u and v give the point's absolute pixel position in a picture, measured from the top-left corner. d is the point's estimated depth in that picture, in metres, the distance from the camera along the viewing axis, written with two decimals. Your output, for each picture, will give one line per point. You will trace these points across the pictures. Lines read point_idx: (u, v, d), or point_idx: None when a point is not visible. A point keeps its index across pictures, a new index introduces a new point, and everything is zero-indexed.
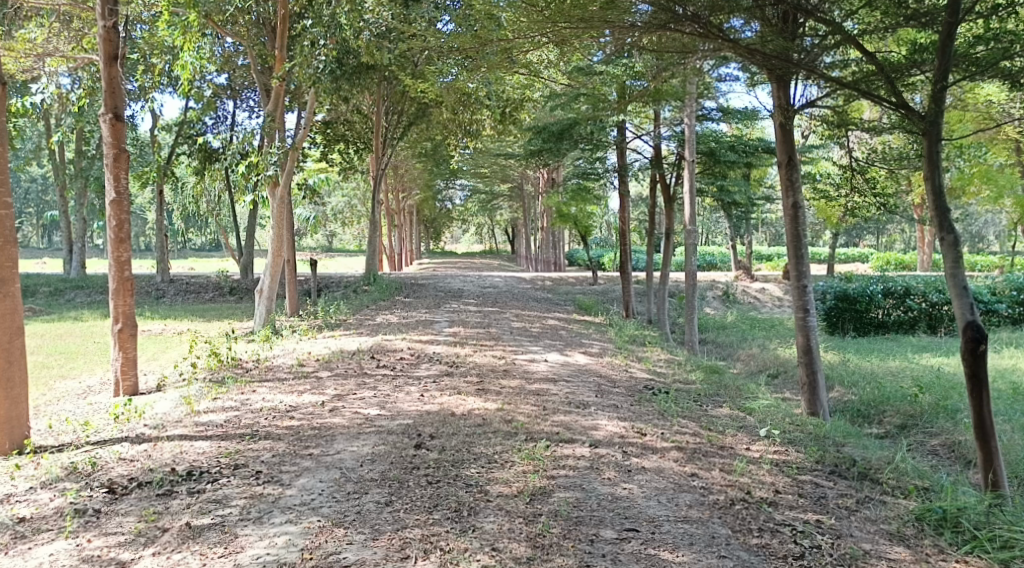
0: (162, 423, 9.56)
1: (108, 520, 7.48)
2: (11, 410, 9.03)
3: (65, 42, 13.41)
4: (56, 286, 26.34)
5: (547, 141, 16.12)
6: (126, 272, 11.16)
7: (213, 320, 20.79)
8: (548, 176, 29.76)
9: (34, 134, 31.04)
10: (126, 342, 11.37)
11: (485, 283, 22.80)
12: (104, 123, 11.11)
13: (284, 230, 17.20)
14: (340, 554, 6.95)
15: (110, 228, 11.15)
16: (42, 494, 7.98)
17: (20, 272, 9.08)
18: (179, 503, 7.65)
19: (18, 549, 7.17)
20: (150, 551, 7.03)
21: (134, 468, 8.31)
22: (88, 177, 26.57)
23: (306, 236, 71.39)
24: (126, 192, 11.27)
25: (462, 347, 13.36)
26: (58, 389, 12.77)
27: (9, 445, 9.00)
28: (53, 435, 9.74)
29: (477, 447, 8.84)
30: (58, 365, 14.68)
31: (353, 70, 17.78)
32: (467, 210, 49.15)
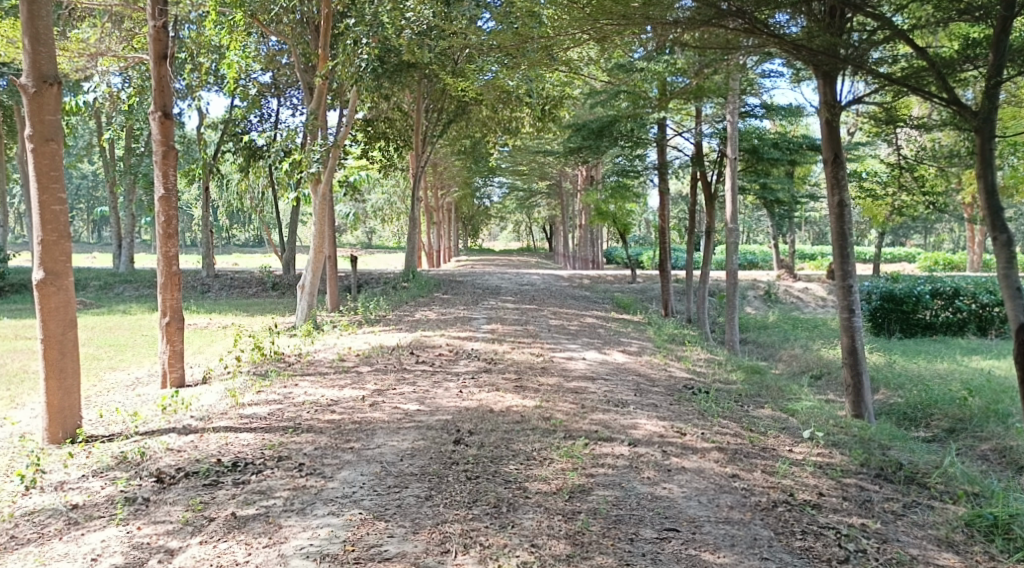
0: (209, 415, 9.70)
1: (157, 508, 7.58)
2: (64, 400, 9.19)
3: (117, 42, 13.65)
4: (106, 281, 26.81)
5: (586, 138, 15.94)
6: (174, 267, 11.30)
7: (256, 315, 21.03)
8: (588, 174, 29.65)
9: (87, 132, 31.74)
10: (173, 335, 11.52)
11: (522, 280, 22.82)
12: (153, 121, 11.23)
13: (325, 229, 17.39)
14: (381, 547, 7.00)
15: (158, 224, 11.26)
16: (94, 482, 8.10)
17: (74, 266, 9.21)
18: (225, 493, 7.75)
19: (71, 535, 7.27)
20: (197, 539, 7.12)
21: (182, 459, 8.44)
22: (137, 173, 26.98)
23: (348, 234, 72.05)
24: (174, 188, 11.41)
25: (500, 344, 13.36)
26: (106, 381, 12.97)
27: (62, 434, 9.20)
28: (103, 425, 9.91)
29: (516, 444, 8.84)
30: (108, 357, 14.95)
31: (395, 69, 17.92)
32: (507, 208, 49.14)
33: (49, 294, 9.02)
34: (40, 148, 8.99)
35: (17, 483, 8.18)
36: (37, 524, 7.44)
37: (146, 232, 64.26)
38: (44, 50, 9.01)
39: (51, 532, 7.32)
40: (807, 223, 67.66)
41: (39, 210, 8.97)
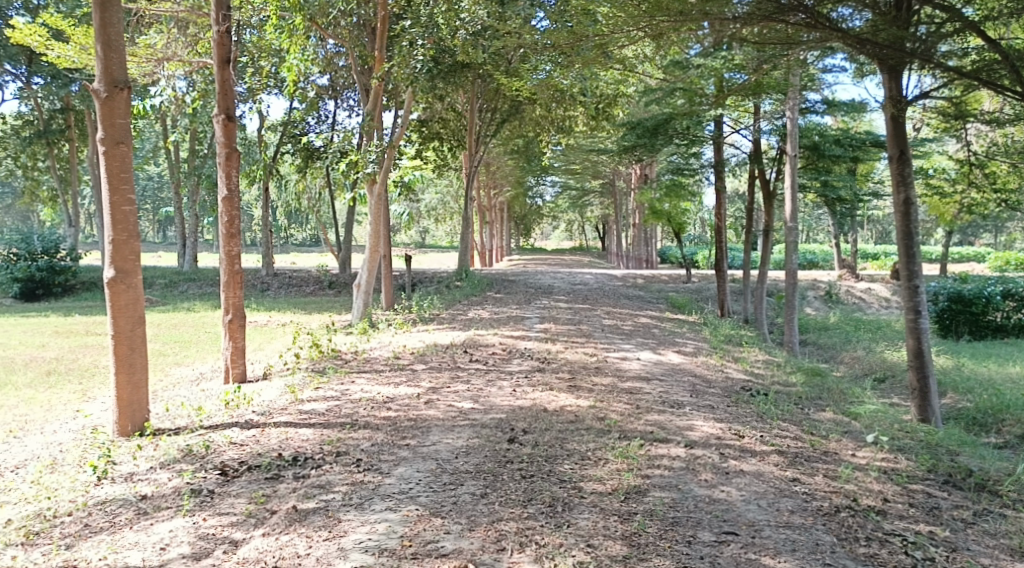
0: (269, 410, 9.78)
1: (221, 500, 7.59)
2: (133, 394, 9.29)
3: (184, 47, 13.90)
4: (171, 279, 27.24)
5: (641, 136, 15.76)
6: (237, 266, 11.35)
7: (314, 312, 21.17)
8: (642, 172, 29.40)
9: (151, 134, 32.34)
10: (235, 332, 11.59)
11: (576, 280, 22.72)
12: (216, 124, 11.35)
13: (381, 228, 17.47)
14: (438, 543, 6.93)
15: (222, 224, 11.35)
16: (162, 473, 8.15)
17: (143, 265, 9.27)
18: (286, 487, 7.75)
19: (140, 525, 7.30)
20: (260, 531, 7.12)
21: (244, 452, 8.48)
22: (201, 174, 27.41)
23: (401, 233, 72.49)
24: (237, 189, 11.51)
25: (554, 344, 13.27)
26: (171, 376, 13.17)
27: (131, 427, 9.29)
28: (169, 418, 10.01)
29: (570, 443, 8.73)
30: (173, 353, 15.18)
31: (450, 70, 17.97)
32: (559, 207, 48.99)
33: (118, 292, 9.11)
34: (110, 150, 9.07)
35: (89, 474, 8.27)
36: (108, 514, 7.50)
37: (206, 232, 65.32)
38: (116, 56, 9.09)
39: (122, 521, 7.37)
40: (869, 223, 66.45)
41: (109, 211, 9.06)
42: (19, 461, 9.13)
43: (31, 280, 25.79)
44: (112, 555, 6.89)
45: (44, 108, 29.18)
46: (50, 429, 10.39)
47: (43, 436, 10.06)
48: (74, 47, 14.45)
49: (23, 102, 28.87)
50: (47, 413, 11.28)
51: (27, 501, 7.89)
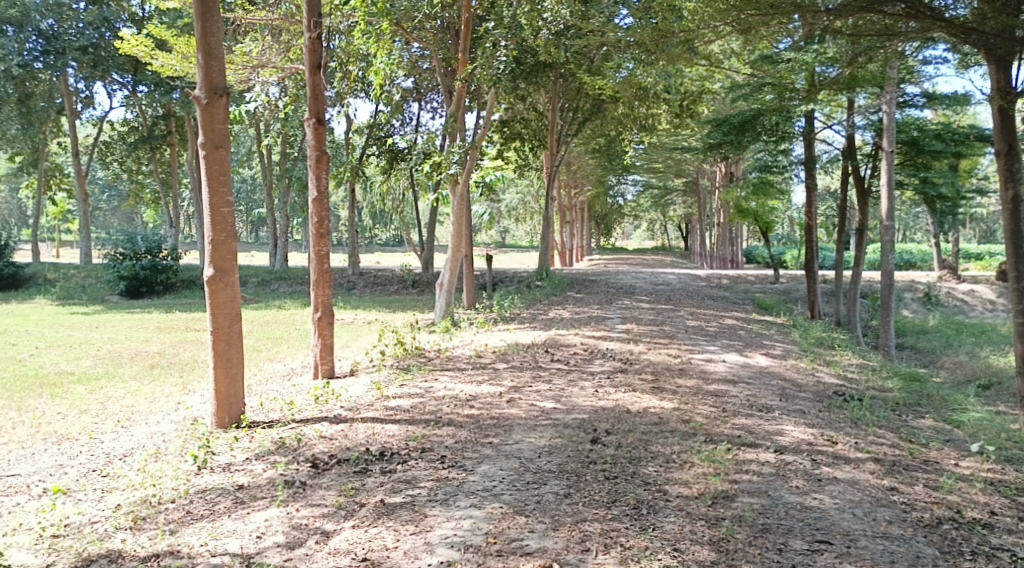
0: (357, 406, 9.87)
1: (313, 492, 7.63)
2: (229, 388, 9.49)
3: (277, 54, 14.22)
4: (263, 277, 27.84)
5: (727, 133, 15.49)
6: (325, 265, 11.50)
7: (398, 311, 21.34)
8: (727, 170, 28.83)
9: (243, 136, 33.17)
10: (324, 329, 11.71)
11: (659, 280, 22.41)
12: (308, 127, 11.49)
13: (463, 228, 17.50)
14: (522, 541, 6.83)
15: (312, 224, 11.52)
16: (257, 464, 8.27)
17: (240, 264, 9.41)
18: (373, 481, 7.76)
19: (238, 513, 7.38)
20: (350, 523, 7.12)
21: (334, 446, 8.54)
22: (292, 175, 27.93)
23: (482, 232, 72.81)
24: (327, 190, 11.66)
25: (637, 344, 13.06)
26: (264, 371, 13.41)
27: (228, 419, 9.51)
28: (262, 411, 10.19)
29: (655, 445, 8.54)
30: (266, 348, 15.46)
31: (532, 70, 17.98)
32: (642, 207, 48.49)
33: (217, 290, 9.28)
34: (210, 155, 9.22)
35: (189, 464, 8.45)
36: (208, 502, 7.62)
37: (295, 232, 66.77)
38: (217, 65, 9.24)
39: (221, 510, 7.46)
40: (971, 221, 63.98)
41: (209, 212, 9.21)
42: (125, 450, 9.35)
43: (134, 279, 26.60)
44: (212, 542, 6.97)
45: (147, 114, 30.16)
46: (153, 420, 10.65)
47: (147, 426, 10.31)
48: (176, 56, 14.79)
49: (127, 108, 29.90)
50: (150, 404, 11.57)
51: (132, 488, 8.07)
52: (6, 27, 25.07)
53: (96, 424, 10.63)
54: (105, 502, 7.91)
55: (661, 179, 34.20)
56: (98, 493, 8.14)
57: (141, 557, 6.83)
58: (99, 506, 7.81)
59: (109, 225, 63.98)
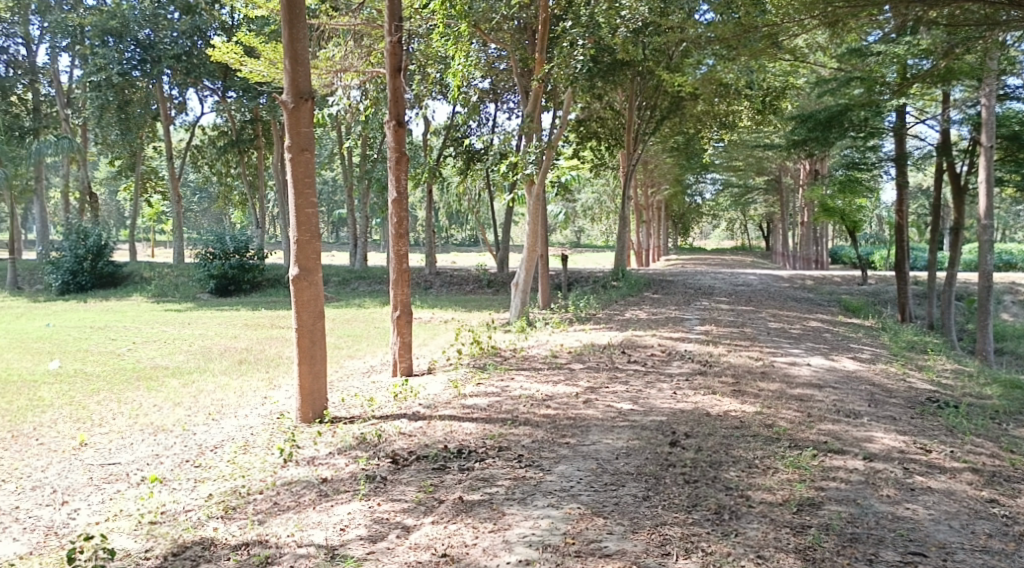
0: (435, 403, 9.83)
1: (394, 487, 7.60)
2: (313, 383, 9.56)
3: (358, 58, 14.41)
4: (343, 276, 28.22)
5: (812, 129, 15.08)
6: (404, 265, 11.53)
7: (474, 310, 21.34)
8: (812, 168, 28.08)
9: (325, 137, 33.68)
10: (403, 327, 11.74)
11: (739, 280, 21.93)
12: (388, 129, 11.51)
13: (538, 229, 17.35)
14: (601, 543, 6.67)
15: (391, 224, 11.56)
16: (339, 459, 8.29)
17: (323, 263, 9.47)
18: (452, 478, 7.69)
19: (322, 506, 7.39)
20: (429, 519, 7.05)
21: (413, 443, 8.51)
22: (371, 177, 28.18)
23: (558, 232, 72.60)
24: (406, 191, 11.67)
25: (716, 347, 12.76)
26: (345, 367, 13.51)
27: (312, 414, 9.58)
28: (344, 407, 10.24)
29: (736, 450, 8.28)
30: (346, 346, 15.61)
31: (609, 67, 17.76)
32: (721, 206, 47.66)
33: (302, 288, 9.36)
34: (296, 157, 9.29)
35: (276, 457, 8.55)
36: (294, 494, 7.67)
37: (374, 231, 67.61)
38: (303, 70, 9.30)
39: (307, 501, 7.50)
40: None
41: (294, 213, 9.28)
42: (216, 441, 9.49)
43: (223, 277, 27.24)
44: (298, 533, 7.00)
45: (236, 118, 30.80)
46: (242, 413, 10.80)
47: (236, 419, 10.46)
48: (265, 62, 15.10)
49: (218, 114, 30.55)
50: (239, 398, 11.75)
51: (223, 478, 8.19)
52: (108, 39, 26.19)
53: (190, 416, 10.82)
54: (198, 491, 8.04)
55: (741, 177, 33.47)
56: (191, 482, 8.26)
57: (231, 546, 6.91)
58: (193, 495, 7.93)
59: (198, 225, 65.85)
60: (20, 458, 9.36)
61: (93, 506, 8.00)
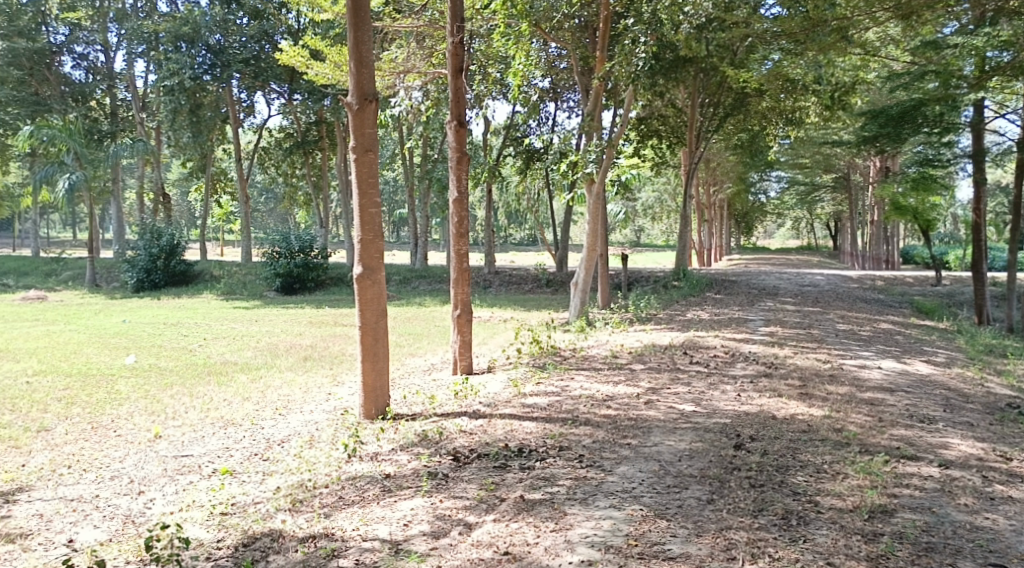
0: (495, 402, 9.75)
1: (455, 484, 7.53)
2: (377, 380, 9.55)
3: (421, 59, 14.43)
4: (403, 276, 28.36)
5: (885, 125, 14.66)
6: (465, 264, 11.47)
7: (533, 309, 21.25)
8: (882, 166, 27.33)
9: (386, 137, 33.89)
10: (463, 326, 11.68)
11: (805, 281, 21.45)
12: (449, 129, 11.47)
13: (597, 228, 17.18)
14: (664, 545, 6.51)
15: (452, 224, 11.51)
16: (402, 455, 8.26)
17: (386, 261, 9.45)
18: (513, 477, 7.60)
19: (385, 501, 7.35)
20: (491, 516, 6.96)
21: (473, 441, 8.44)
22: (431, 177, 28.26)
23: (617, 231, 72.11)
24: (467, 191, 11.62)
25: (782, 348, 12.46)
26: (406, 365, 13.53)
27: (375, 411, 9.57)
28: (405, 405, 10.22)
29: (803, 454, 8.03)
30: (407, 344, 15.64)
31: (671, 64, 17.57)
32: (786, 204, 46.79)
33: (366, 287, 9.37)
34: (360, 158, 9.29)
35: (340, 452, 8.56)
36: (358, 489, 7.64)
37: (435, 231, 67.97)
38: (367, 71, 9.30)
39: (371, 496, 7.46)
40: None
41: (358, 213, 9.29)
42: (283, 436, 9.55)
43: (288, 276, 27.63)
44: (363, 527, 6.97)
45: (302, 120, 31.16)
46: (308, 409, 10.86)
47: (302, 414, 10.52)
48: (330, 64, 15.20)
49: (284, 116, 30.91)
50: (304, 394, 11.82)
51: (290, 472, 8.23)
52: (180, 44, 26.59)
53: (258, 411, 10.92)
54: (266, 484, 8.08)
55: (808, 175, 32.74)
56: (259, 475, 8.31)
57: (299, 538, 6.90)
58: (261, 488, 7.98)
59: (264, 224, 67.07)
60: (98, 449, 9.53)
61: (167, 497, 8.09)
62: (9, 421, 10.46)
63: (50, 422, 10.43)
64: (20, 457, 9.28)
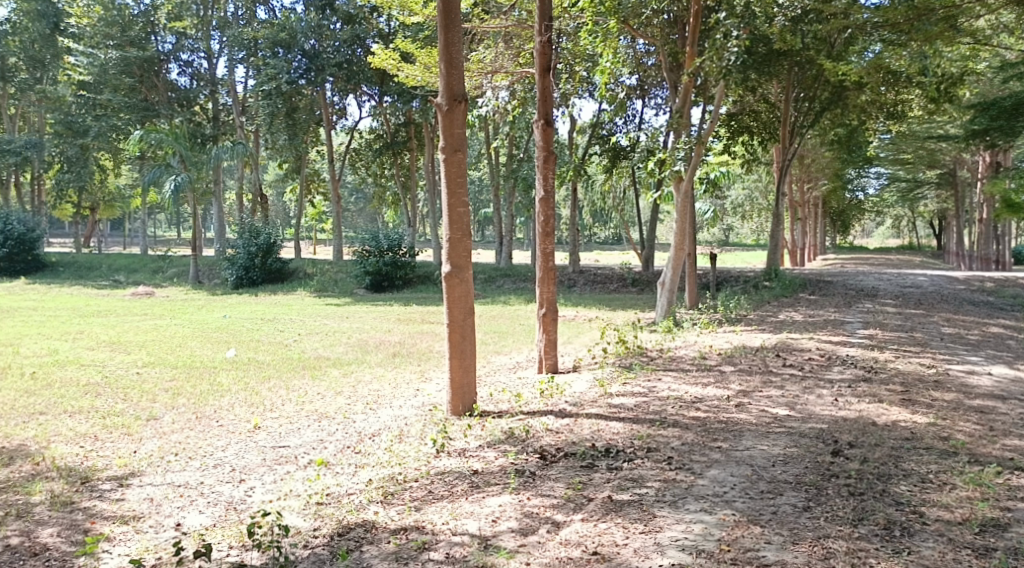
0: (581, 402, 9.54)
1: (543, 482, 7.35)
2: (464, 377, 9.44)
3: (507, 59, 14.34)
4: (488, 274, 28.34)
5: (996, 118, 13.92)
6: (551, 263, 11.30)
7: (619, 309, 20.95)
8: (992, 161, 26.05)
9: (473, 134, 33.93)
10: (549, 325, 11.48)
11: (906, 282, 20.58)
12: (537, 129, 11.34)
13: (686, 226, 16.79)
14: (759, 552, 6.21)
15: (538, 223, 11.34)
16: (489, 452, 8.12)
17: (474, 260, 9.34)
18: (600, 477, 7.38)
19: (473, 497, 7.22)
20: (579, 516, 6.76)
21: (560, 439, 8.24)
22: (518, 176, 28.17)
23: (705, 231, 70.93)
24: (554, 190, 11.46)
25: (882, 352, 11.91)
26: (492, 363, 13.42)
27: (462, 407, 9.47)
28: (491, 402, 10.10)
29: (906, 463, 7.59)
30: (492, 342, 15.55)
31: (763, 58, 17.09)
32: (885, 202, 45.16)
33: (453, 285, 9.27)
34: (449, 158, 9.21)
35: (429, 447, 8.49)
36: (447, 484, 7.53)
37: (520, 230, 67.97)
38: (457, 72, 9.19)
39: (459, 491, 7.34)
40: None
41: (446, 212, 9.21)
42: (374, 430, 9.53)
43: (377, 274, 27.96)
44: (452, 521, 6.85)
45: (391, 121, 31.47)
46: (397, 404, 10.85)
47: (392, 409, 10.50)
48: (420, 66, 15.28)
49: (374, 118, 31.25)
50: (394, 389, 11.82)
51: (381, 465, 8.18)
52: (277, 50, 27.52)
53: (349, 405, 10.95)
54: (359, 476, 8.04)
55: (909, 172, 31.44)
56: (352, 467, 8.28)
57: (390, 530, 6.81)
58: (354, 479, 7.94)
59: (353, 223, 68.23)
60: (203, 437, 9.68)
61: (266, 485, 8.13)
62: (121, 409, 10.73)
63: (158, 411, 10.65)
64: (132, 444, 9.47)
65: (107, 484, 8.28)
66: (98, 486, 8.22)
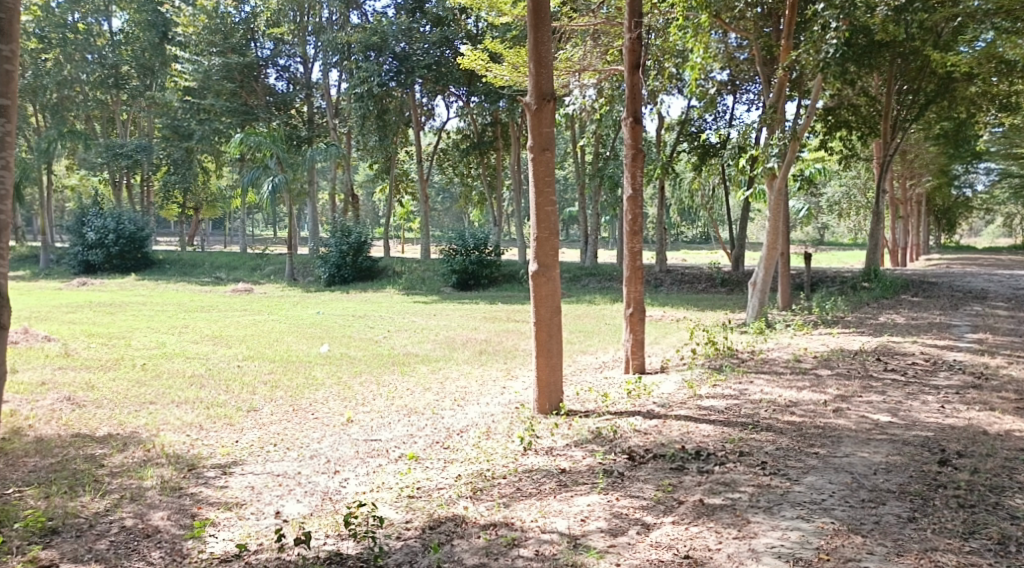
0: (669, 403, 9.21)
1: (632, 483, 7.08)
2: (551, 375, 9.23)
3: (595, 57, 14.02)
4: (574, 274, 28.09)
5: None
6: (638, 262, 10.98)
7: (707, 309, 20.46)
8: None
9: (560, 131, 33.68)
10: (636, 325, 11.17)
11: (1016, 284, 19.51)
12: (625, 126, 11.03)
13: (778, 225, 16.23)
14: (861, 563, 5.83)
15: (625, 222, 11.03)
16: (576, 451, 7.89)
17: (561, 259, 9.10)
18: (691, 479, 7.07)
19: (561, 496, 7.00)
20: (670, 518, 6.47)
21: (648, 441, 7.95)
22: (604, 174, 27.83)
23: (797, 230, 69.11)
24: (642, 188, 11.15)
25: (991, 357, 11.23)
26: (578, 362, 13.18)
27: (548, 406, 9.27)
28: (577, 401, 9.86)
29: (1021, 475, 7.06)
30: (577, 341, 15.30)
31: (864, 49, 16.38)
32: (991, 200, 43.15)
33: (540, 283, 9.06)
34: (537, 157, 9.01)
35: (516, 445, 8.30)
36: (535, 482, 7.32)
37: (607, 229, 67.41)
38: (546, 71, 8.96)
39: (547, 489, 7.13)
40: None
41: (534, 210, 9.02)
42: (462, 426, 9.39)
43: (464, 272, 28.02)
44: (541, 519, 6.64)
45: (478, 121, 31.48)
46: (485, 401, 10.70)
47: (480, 406, 10.36)
48: (508, 66, 15.12)
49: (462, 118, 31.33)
50: (481, 386, 11.69)
51: (470, 460, 8.03)
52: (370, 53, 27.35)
53: (438, 401, 10.86)
54: (448, 471, 7.90)
55: (1020, 169, 29.76)
56: (442, 462, 8.15)
57: (480, 524, 6.64)
58: (444, 474, 7.80)
59: (440, 222, 68.77)
60: (300, 429, 9.70)
61: (360, 477, 8.06)
62: (223, 400, 10.86)
63: (258, 402, 10.75)
64: (234, 434, 9.55)
65: (212, 472, 8.34)
66: (204, 474, 8.29)
